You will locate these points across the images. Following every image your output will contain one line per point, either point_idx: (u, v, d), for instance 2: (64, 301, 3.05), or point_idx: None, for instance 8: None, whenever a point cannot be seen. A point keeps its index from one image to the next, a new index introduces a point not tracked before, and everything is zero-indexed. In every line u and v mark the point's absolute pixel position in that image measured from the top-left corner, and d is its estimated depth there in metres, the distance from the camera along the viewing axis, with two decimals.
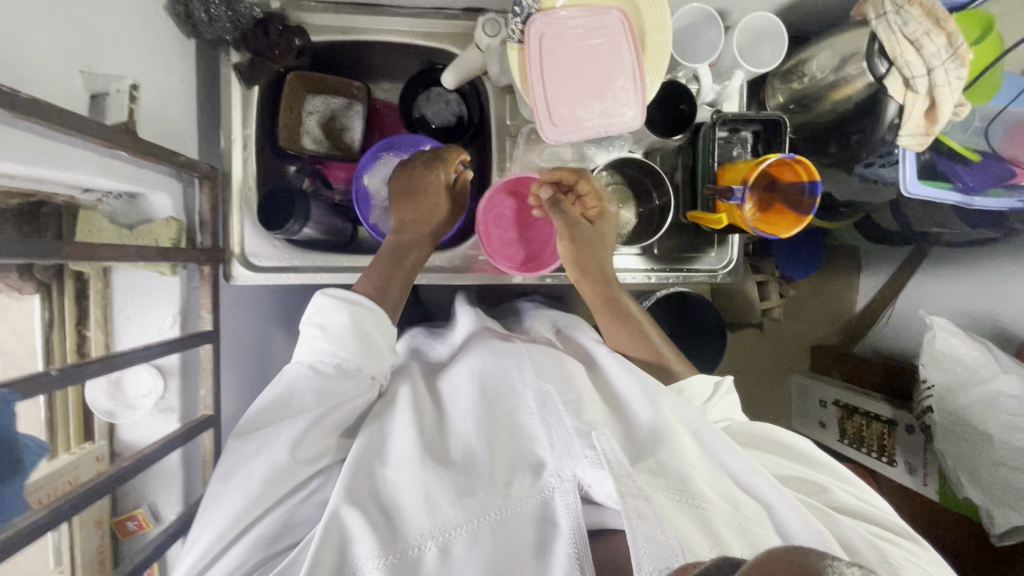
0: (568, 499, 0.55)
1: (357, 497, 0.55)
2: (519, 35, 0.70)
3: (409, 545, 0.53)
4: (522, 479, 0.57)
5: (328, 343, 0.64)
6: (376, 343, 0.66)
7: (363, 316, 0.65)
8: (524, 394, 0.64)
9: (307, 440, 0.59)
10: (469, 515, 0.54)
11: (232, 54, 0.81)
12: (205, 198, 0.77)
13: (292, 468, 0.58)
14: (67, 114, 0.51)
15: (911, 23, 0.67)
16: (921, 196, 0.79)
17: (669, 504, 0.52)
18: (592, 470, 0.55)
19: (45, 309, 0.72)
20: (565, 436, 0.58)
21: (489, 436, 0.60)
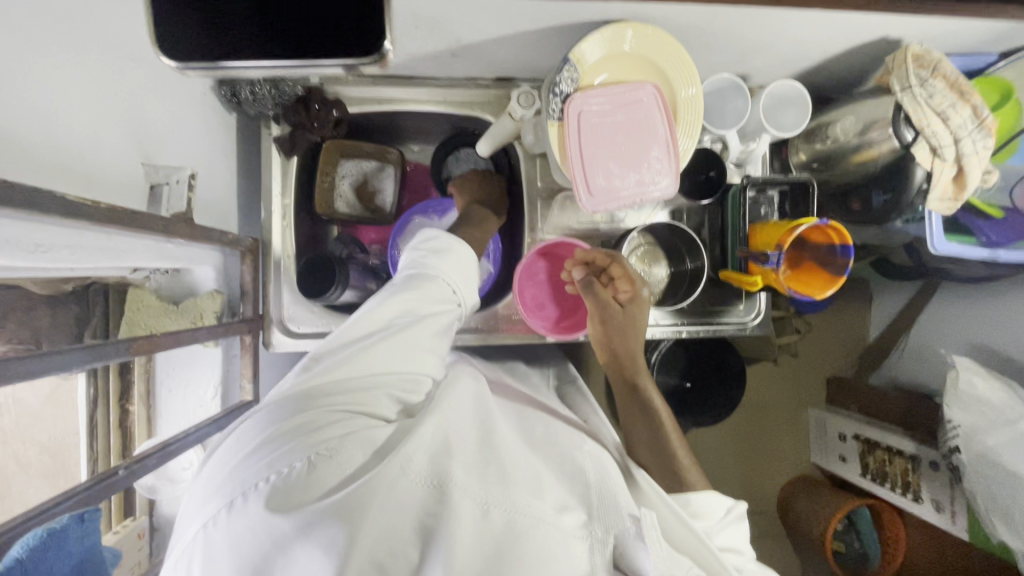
0: (602, 555, 0.55)
1: (445, 424, 0.57)
2: (559, 114, 0.73)
3: (483, 494, 0.52)
4: (573, 514, 0.56)
5: (438, 256, 0.70)
6: (470, 271, 0.72)
7: (461, 251, 0.72)
8: (583, 444, 0.67)
9: (429, 325, 0.65)
10: (520, 506, 0.53)
11: (272, 127, 0.83)
12: (247, 268, 0.78)
13: (408, 338, 0.63)
14: (139, 216, 0.52)
15: (936, 96, 0.69)
16: (949, 253, 0.81)
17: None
18: (632, 540, 0.55)
19: (90, 387, 0.70)
20: (613, 496, 0.58)
21: (548, 469, 0.61)
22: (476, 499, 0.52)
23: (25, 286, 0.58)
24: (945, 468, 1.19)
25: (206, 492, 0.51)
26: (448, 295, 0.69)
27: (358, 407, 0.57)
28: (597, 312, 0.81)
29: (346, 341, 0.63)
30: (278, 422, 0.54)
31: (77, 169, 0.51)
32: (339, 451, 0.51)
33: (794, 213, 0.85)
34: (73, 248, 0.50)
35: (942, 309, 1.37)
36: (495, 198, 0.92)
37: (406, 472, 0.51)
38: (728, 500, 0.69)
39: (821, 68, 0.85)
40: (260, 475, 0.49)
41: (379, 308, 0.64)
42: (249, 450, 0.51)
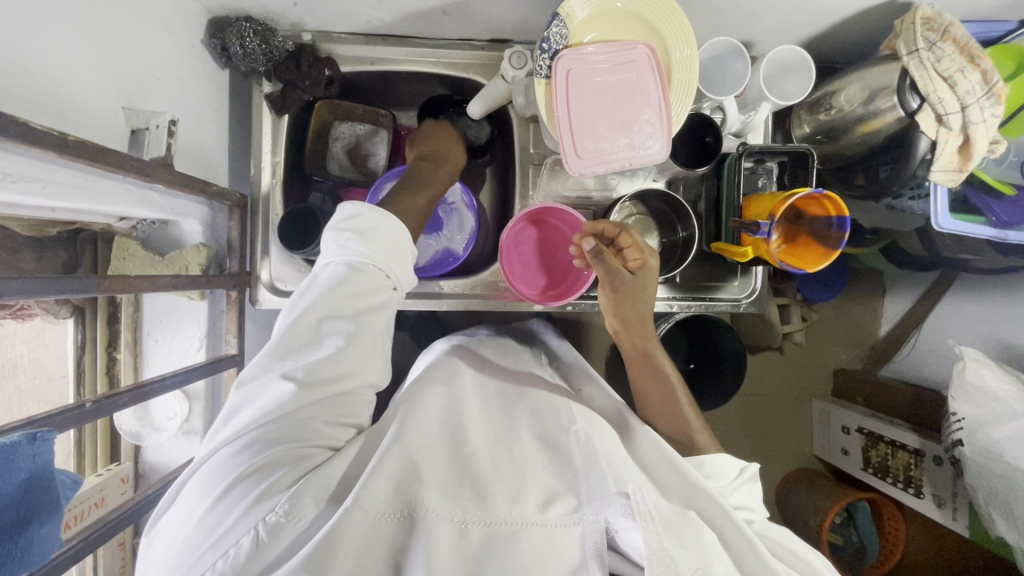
0: (596, 539, 0.53)
1: (410, 446, 0.58)
2: (547, 71, 0.71)
3: (459, 512, 0.54)
4: (559, 505, 0.56)
5: (363, 244, 0.63)
6: (401, 256, 0.67)
7: (392, 231, 0.66)
8: (569, 429, 0.65)
9: (354, 334, 0.60)
10: (500, 515, 0.55)
11: (264, 84, 0.83)
12: (235, 224, 0.78)
13: (333, 361, 0.58)
14: (112, 154, 0.52)
15: (944, 60, 0.66)
16: (953, 230, 0.77)
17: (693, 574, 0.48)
18: (621, 518, 0.52)
19: (78, 332, 0.75)
20: (601, 478, 0.56)
21: (532, 464, 0.61)
22: (452, 518, 0.53)
23: (10, 226, 0.60)
24: (947, 462, 1.15)
25: (162, 564, 0.50)
26: (381, 286, 0.64)
27: (297, 452, 0.55)
28: (608, 280, 0.79)
29: (265, 374, 0.58)
30: (218, 485, 0.52)
31: (55, 108, 0.51)
32: (287, 510, 0.50)
33: (793, 185, 0.82)
34: (47, 183, 0.51)
35: (955, 302, 1.34)
36: (452, 154, 0.86)
37: (368, 516, 0.51)
38: (742, 463, 0.70)
39: (828, 36, 0.82)
40: (206, 561, 0.48)
41: (296, 331, 0.59)
42: (196, 522, 0.51)
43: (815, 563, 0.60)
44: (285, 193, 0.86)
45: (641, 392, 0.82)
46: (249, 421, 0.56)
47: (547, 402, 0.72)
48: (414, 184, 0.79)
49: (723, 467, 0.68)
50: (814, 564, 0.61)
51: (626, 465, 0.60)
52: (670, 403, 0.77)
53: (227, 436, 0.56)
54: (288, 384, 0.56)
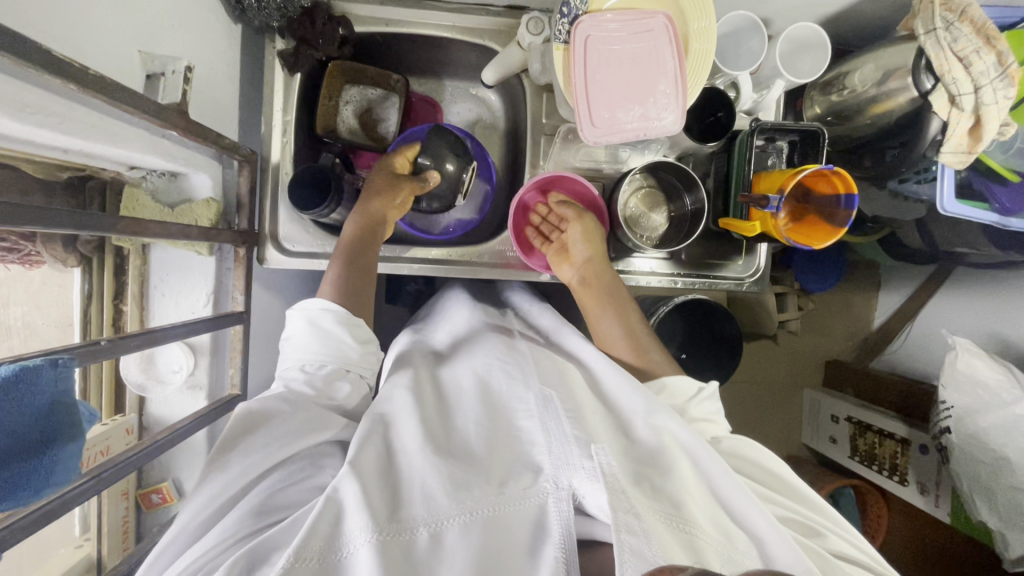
0: (560, 506, 0.54)
1: (359, 471, 0.54)
2: (565, 36, 0.71)
3: (400, 529, 0.50)
4: (518, 481, 0.56)
5: (292, 351, 0.67)
6: (339, 337, 0.67)
7: (318, 316, 0.68)
8: (525, 399, 0.65)
9: (279, 418, 0.58)
10: (462, 507, 0.52)
11: (277, 40, 0.82)
12: (245, 179, 0.78)
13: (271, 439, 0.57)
14: (130, 92, 0.51)
15: (960, 40, 0.67)
16: (958, 213, 0.78)
17: (662, 523, 0.53)
18: (587, 481, 0.53)
19: (85, 282, 0.74)
20: (563, 442, 0.57)
21: (494, 435, 0.62)
22: (399, 530, 0.50)
23: (20, 166, 0.59)
24: (933, 450, 1.18)
25: None
26: (327, 373, 0.65)
27: (242, 530, 0.50)
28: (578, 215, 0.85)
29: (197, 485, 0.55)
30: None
31: (72, 44, 0.51)
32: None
33: (802, 163, 0.83)
34: (64, 119, 0.50)
35: (948, 295, 1.36)
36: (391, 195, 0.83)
37: (308, 565, 0.46)
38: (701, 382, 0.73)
39: (845, 15, 0.82)
40: None
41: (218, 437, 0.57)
42: None
43: (777, 471, 0.66)
44: (295, 153, 0.85)
45: (602, 331, 0.81)
46: (199, 519, 0.52)
47: (490, 376, 0.70)
48: (363, 240, 0.78)
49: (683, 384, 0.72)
50: (775, 470, 0.66)
51: (592, 418, 0.64)
52: (632, 339, 0.78)
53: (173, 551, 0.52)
54: (217, 478, 0.54)
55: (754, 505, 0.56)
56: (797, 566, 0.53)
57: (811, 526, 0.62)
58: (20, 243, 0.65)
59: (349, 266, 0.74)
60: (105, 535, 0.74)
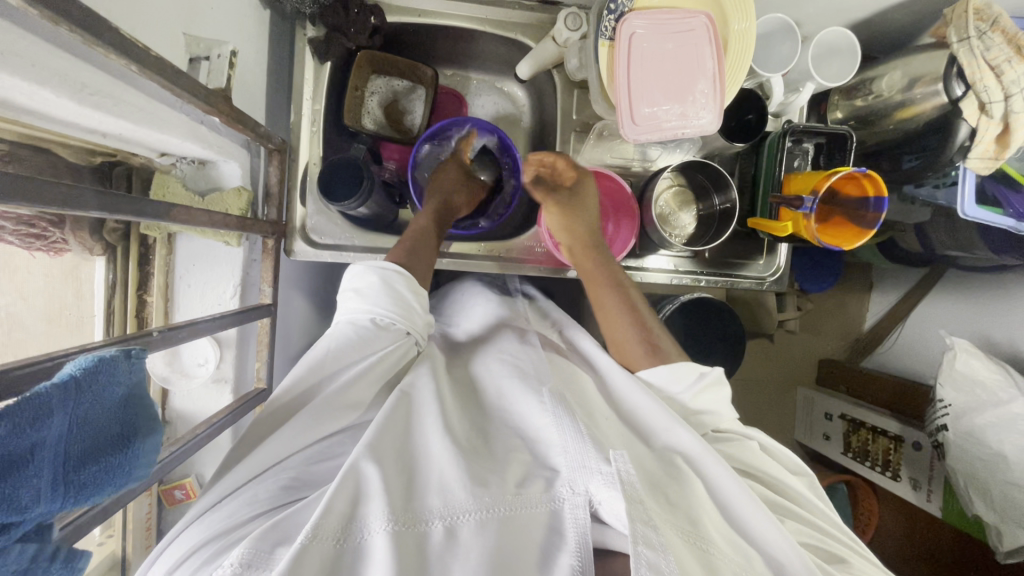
0: (577, 513, 0.49)
1: (378, 454, 0.50)
2: (611, 33, 0.71)
3: (417, 521, 0.46)
4: (535, 483, 0.51)
5: (362, 301, 0.63)
6: (410, 302, 0.65)
7: (391, 278, 0.65)
8: (540, 393, 0.60)
9: (333, 396, 0.57)
10: (480, 502, 0.48)
11: (308, 28, 0.80)
12: (274, 169, 0.76)
13: (321, 415, 0.57)
14: (182, 75, 0.49)
15: (992, 49, 0.69)
16: (977, 219, 0.79)
17: (678, 538, 0.48)
18: (603, 487, 0.48)
19: (109, 271, 0.71)
20: (581, 441, 0.52)
21: (513, 441, 0.58)
22: (408, 523, 0.45)
23: (54, 149, 0.57)
24: (928, 446, 1.21)
25: None
26: (392, 332, 0.62)
27: (275, 501, 0.49)
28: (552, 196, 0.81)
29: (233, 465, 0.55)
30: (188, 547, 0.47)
31: (121, 21, 0.49)
32: (244, 563, 0.41)
33: (828, 165, 0.84)
34: (117, 100, 0.49)
35: (938, 299, 1.37)
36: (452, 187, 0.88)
37: (325, 546, 0.43)
38: (701, 366, 0.69)
39: (872, 22, 0.84)
40: None
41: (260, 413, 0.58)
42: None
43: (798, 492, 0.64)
44: (323, 144, 0.83)
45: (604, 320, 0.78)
46: (244, 477, 0.52)
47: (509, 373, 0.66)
48: (421, 241, 0.76)
49: (674, 377, 0.68)
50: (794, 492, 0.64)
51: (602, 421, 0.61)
52: (635, 320, 0.75)
53: (190, 515, 0.52)
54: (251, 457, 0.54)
55: (772, 525, 0.53)
56: None
57: (831, 550, 0.58)
58: (48, 229, 0.63)
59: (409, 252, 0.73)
60: (130, 530, 0.72)
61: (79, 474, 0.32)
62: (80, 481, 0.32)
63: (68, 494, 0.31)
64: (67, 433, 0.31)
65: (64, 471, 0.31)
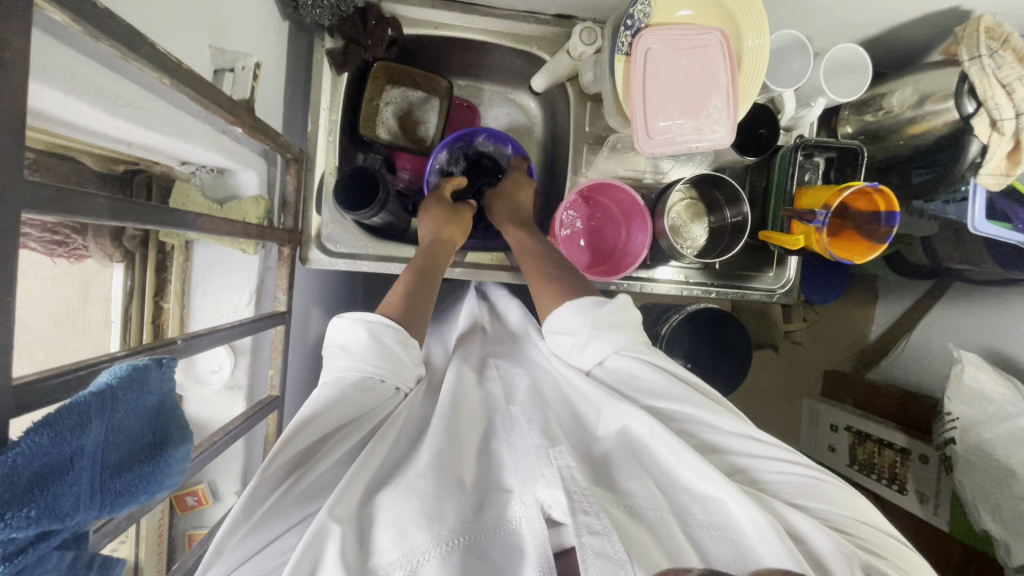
0: (532, 524, 0.48)
1: (340, 512, 0.46)
2: (627, 48, 0.72)
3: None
4: (491, 508, 0.51)
5: (349, 358, 0.60)
6: (399, 355, 0.62)
7: (380, 330, 0.63)
8: (499, 420, 0.62)
9: (300, 477, 0.50)
10: (439, 535, 0.46)
11: (327, 39, 0.81)
12: (290, 178, 0.77)
13: (298, 497, 0.50)
14: (209, 86, 0.49)
15: (1004, 67, 0.70)
16: (988, 234, 0.78)
17: (613, 505, 0.50)
18: (547, 489, 0.49)
19: (127, 277, 0.72)
20: (529, 457, 0.54)
21: (455, 451, 0.55)
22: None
23: (78, 157, 0.58)
24: (935, 459, 1.20)
25: None
26: (380, 389, 0.59)
27: None
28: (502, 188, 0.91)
29: None
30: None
31: (151, 34, 0.50)
32: None
33: (839, 180, 0.85)
34: (146, 111, 0.50)
35: (944, 310, 1.37)
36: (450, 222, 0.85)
37: None
38: (596, 296, 0.67)
39: (882, 38, 0.85)
40: None
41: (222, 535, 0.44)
42: None
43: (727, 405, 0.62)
44: (338, 154, 0.85)
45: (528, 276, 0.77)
46: None
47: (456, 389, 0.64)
48: (423, 277, 0.75)
49: (575, 309, 0.66)
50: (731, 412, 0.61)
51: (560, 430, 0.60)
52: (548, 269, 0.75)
53: None
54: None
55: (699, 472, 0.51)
56: (762, 543, 0.47)
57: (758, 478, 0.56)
58: (70, 236, 0.64)
59: (409, 301, 0.70)
60: (142, 538, 0.72)
61: (116, 481, 0.32)
62: (116, 489, 0.32)
63: (105, 502, 0.32)
64: (103, 442, 0.32)
65: (102, 479, 0.32)
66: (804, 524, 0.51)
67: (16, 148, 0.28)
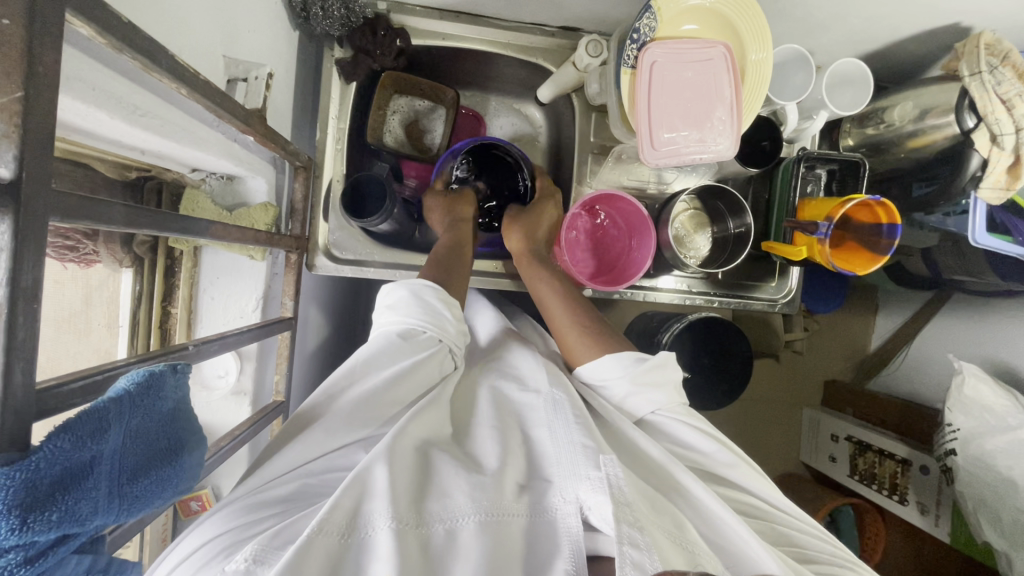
0: (569, 522, 0.48)
1: (393, 457, 0.49)
2: (633, 61, 0.73)
3: (421, 521, 0.45)
4: (529, 491, 0.52)
5: (394, 316, 0.63)
6: (440, 313, 0.64)
7: (421, 290, 0.65)
8: (535, 404, 0.62)
9: (354, 412, 0.55)
10: (479, 506, 0.48)
11: (336, 49, 0.82)
12: (299, 185, 0.77)
13: (352, 419, 0.55)
14: (224, 96, 0.50)
15: (1004, 84, 0.71)
16: (988, 246, 0.77)
17: (665, 537, 0.47)
18: (591, 492, 0.48)
19: (136, 282, 0.72)
20: (573, 452, 0.53)
21: (506, 445, 0.56)
22: (409, 524, 0.44)
23: (92, 164, 0.59)
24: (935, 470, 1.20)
25: None
26: (423, 341, 0.62)
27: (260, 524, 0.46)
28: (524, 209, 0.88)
29: (230, 503, 0.50)
30: (210, 540, 0.47)
31: (168, 45, 0.51)
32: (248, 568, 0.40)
33: (840, 192, 0.86)
34: (163, 121, 0.51)
35: (944, 321, 1.37)
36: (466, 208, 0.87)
37: (330, 541, 0.42)
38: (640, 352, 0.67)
39: (883, 53, 0.86)
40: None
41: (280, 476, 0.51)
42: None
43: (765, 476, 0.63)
44: (346, 161, 0.86)
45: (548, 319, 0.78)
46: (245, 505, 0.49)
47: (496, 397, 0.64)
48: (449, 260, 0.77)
49: (608, 363, 0.67)
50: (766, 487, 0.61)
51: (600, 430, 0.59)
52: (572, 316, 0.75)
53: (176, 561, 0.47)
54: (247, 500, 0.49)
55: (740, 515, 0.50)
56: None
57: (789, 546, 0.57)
58: (82, 242, 0.65)
59: (440, 273, 0.73)
60: (146, 543, 0.72)
61: (133, 486, 0.33)
62: (133, 493, 0.33)
63: (121, 506, 0.33)
64: (121, 447, 0.33)
65: (119, 483, 0.32)
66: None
67: (44, 158, 0.29)
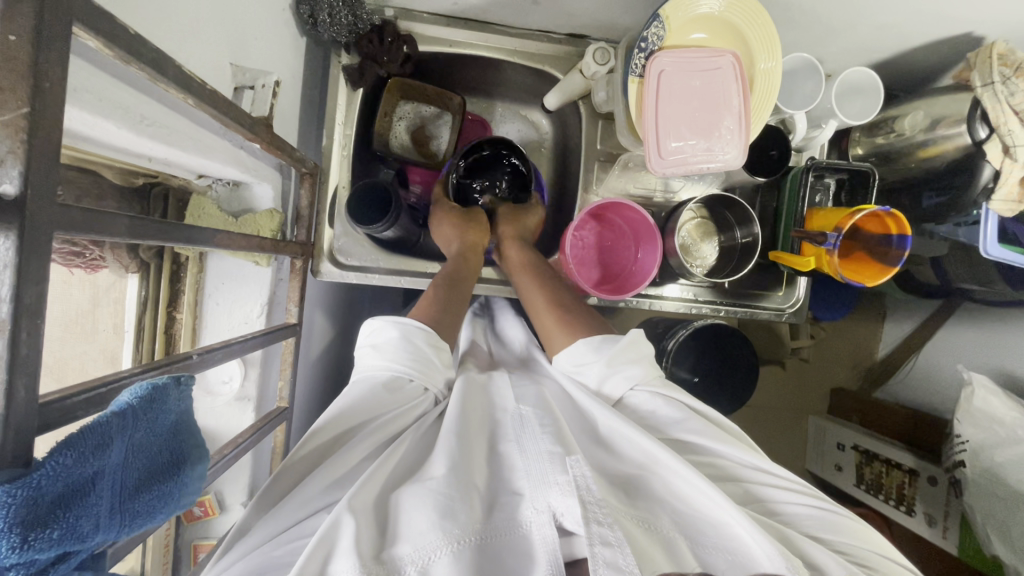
0: (543, 532, 0.46)
1: (357, 505, 0.46)
2: (641, 69, 0.72)
3: (389, 570, 0.42)
4: (501, 508, 0.49)
5: (380, 357, 0.61)
6: (429, 357, 0.63)
7: (411, 332, 0.63)
8: (504, 422, 0.59)
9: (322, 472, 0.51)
10: (450, 534, 0.44)
11: (343, 56, 0.82)
12: (304, 191, 0.77)
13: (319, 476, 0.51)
14: (230, 104, 0.50)
15: (1018, 94, 0.70)
16: (1000, 258, 0.75)
17: (633, 524, 0.48)
18: (562, 497, 0.47)
19: (142, 288, 0.73)
20: (541, 460, 0.51)
21: (466, 457, 0.53)
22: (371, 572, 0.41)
23: (99, 171, 0.59)
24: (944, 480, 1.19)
25: None
26: (407, 390, 0.60)
27: None
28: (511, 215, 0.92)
29: None
30: None
31: (176, 54, 0.51)
32: None
33: (850, 202, 0.85)
34: (169, 129, 0.51)
35: (954, 331, 1.35)
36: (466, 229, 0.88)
37: None
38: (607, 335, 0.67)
39: (894, 61, 0.85)
40: None
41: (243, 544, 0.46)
42: None
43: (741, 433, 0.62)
44: (352, 168, 0.85)
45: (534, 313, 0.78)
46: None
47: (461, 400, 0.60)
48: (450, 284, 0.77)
49: (581, 350, 0.66)
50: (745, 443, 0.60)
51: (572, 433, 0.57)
52: (554, 306, 0.75)
53: None
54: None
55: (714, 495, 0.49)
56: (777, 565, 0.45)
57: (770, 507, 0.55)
58: (88, 248, 0.65)
59: (440, 304, 0.72)
60: (149, 548, 0.72)
61: (135, 501, 0.33)
62: (135, 509, 0.33)
63: (122, 522, 0.33)
64: (124, 461, 0.32)
65: (120, 498, 0.32)
66: (829, 555, 0.50)
67: (50, 172, 0.29)
